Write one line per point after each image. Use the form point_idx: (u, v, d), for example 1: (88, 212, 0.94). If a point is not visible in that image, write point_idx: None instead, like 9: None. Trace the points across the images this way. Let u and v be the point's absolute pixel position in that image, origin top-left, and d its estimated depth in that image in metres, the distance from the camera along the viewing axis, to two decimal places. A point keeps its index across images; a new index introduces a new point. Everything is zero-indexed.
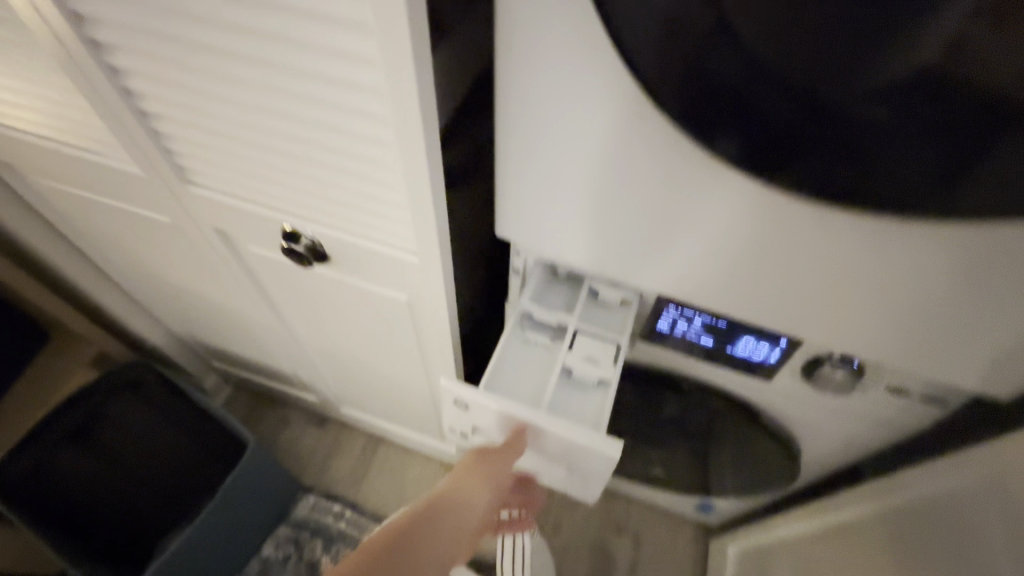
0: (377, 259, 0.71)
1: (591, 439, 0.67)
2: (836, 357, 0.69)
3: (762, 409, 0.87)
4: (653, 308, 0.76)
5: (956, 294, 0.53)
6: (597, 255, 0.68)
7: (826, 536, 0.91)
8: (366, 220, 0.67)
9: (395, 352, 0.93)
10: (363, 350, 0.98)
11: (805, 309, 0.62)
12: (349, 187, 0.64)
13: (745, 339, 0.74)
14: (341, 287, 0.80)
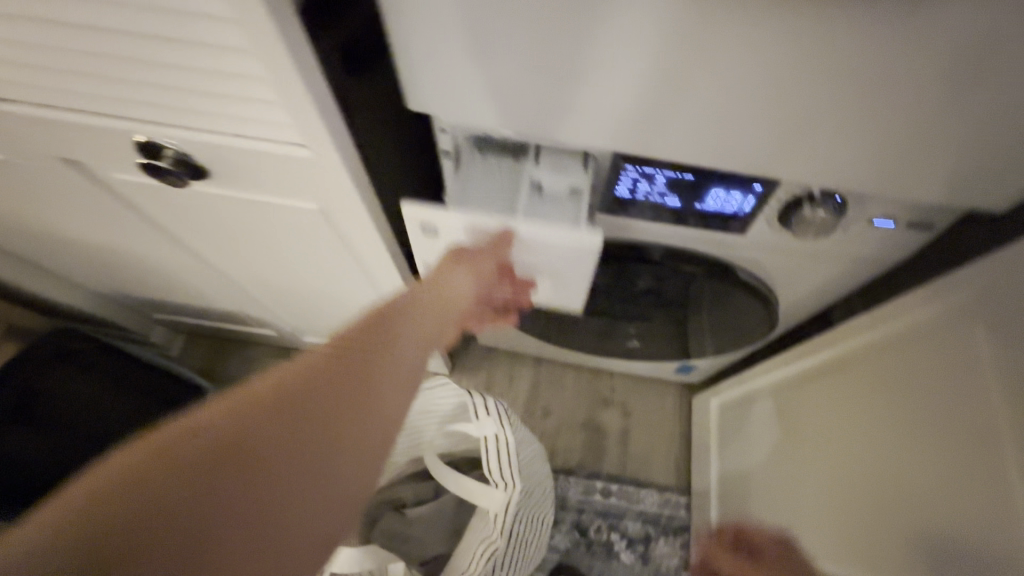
0: (263, 162, 0.56)
1: (570, 234, 0.60)
2: (817, 194, 0.61)
3: (742, 270, 0.79)
4: (609, 172, 0.65)
5: (965, 85, 0.44)
6: (534, 115, 0.56)
7: (817, 379, 0.89)
8: (264, 168, 0.57)
9: (331, 268, 0.82)
10: (298, 271, 0.87)
11: (781, 141, 0.53)
12: (232, 134, 0.54)
13: (716, 191, 0.64)
14: (239, 206, 0.66)
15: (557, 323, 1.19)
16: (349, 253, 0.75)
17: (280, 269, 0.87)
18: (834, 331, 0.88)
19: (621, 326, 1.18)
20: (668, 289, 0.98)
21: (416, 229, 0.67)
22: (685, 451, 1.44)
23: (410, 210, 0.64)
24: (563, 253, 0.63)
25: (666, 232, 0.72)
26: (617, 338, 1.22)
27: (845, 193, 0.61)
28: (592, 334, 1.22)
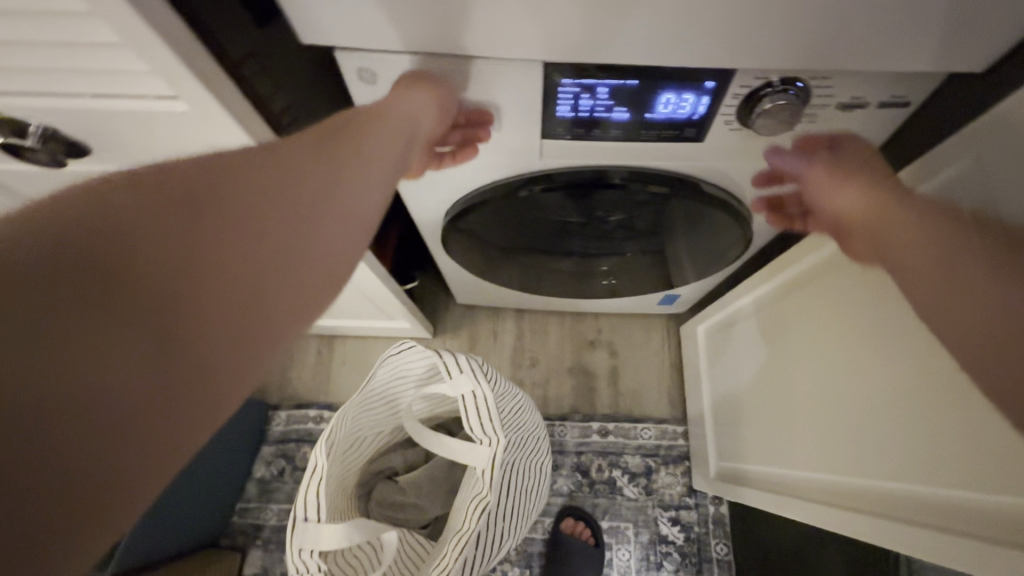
0: (139, 126, 0.49)
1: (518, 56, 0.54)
2: (777, 82, 0.54)
3: (709, 188, 0.73)
4: (545, 91, 0.57)
5: None
6: (444, 29, 0.49)
7: (812, 286, 0.84)
8: (137, 125, 0.48)
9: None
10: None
11: (724, 25, 0.46)
12: (88, 91, 0.45)
13: (666, 96, 0.57)
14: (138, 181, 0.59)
15: (529, 270, 1.14)
16: None
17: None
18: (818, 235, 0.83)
19: (596, 264, 1.13)
20: (636, 215, 0.92)
21: (355, 78, 0.59)
22: (678, 381, 1.42)
23: (345, 56, 0.56)
24: (517, 87, 0.57)
25: (620, 152, 0.65)
26: (594, 277, 1.18)
27: (806, 78, 0.54)
28: (568, 276, 1.17)
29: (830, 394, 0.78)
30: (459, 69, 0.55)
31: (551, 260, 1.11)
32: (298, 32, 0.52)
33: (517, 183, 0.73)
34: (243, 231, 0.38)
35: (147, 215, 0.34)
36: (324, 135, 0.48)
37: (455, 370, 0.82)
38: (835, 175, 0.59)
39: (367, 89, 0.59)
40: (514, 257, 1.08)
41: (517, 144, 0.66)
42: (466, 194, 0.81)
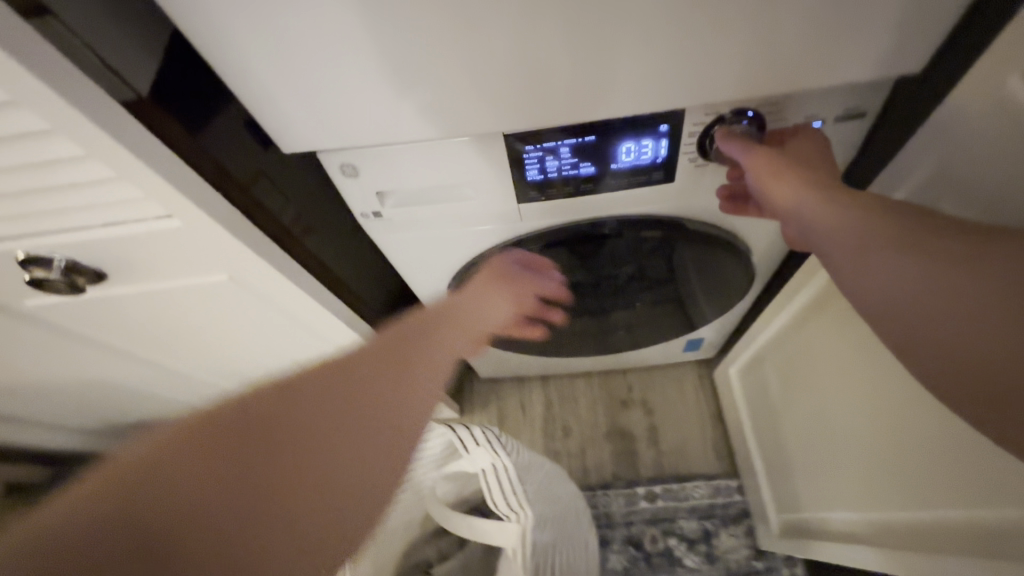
0: (143, 248, 0.54)
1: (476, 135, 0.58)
2: (729, 113, 0.56)
3: (699, 230, 0.73)
4: (511, 160, 0.61)
5: None
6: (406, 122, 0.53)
7: (823, 311, 0.81)
8: (141, 247, 0.54)
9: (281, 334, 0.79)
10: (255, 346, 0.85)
11: (657, 72, 0.49)
12: (97, 225, 0.51)
13: (626, 145, 0.60)
14: (153, 299, 0.65)
15: (542, 336, 1.14)
16: (286, 315, 0.73)
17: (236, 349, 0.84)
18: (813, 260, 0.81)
19: (608, 319, 1.12)
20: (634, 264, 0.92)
21: (341, 176, 0.64)
22: (721, 431, 1.34)
23: (331, 156, 0.61)
24: (488, 160, 0.61)
25: (595, 204, 0.68)
26: (609, 332, 1.16)
27: (756, 107, 0.56)
28: (582, 336, 1.16)
29: (875, 420, 0.72)
30: (428, 151, 0.60)
31: (561, 322, 1.11)
32: (279, 141, 0.58)
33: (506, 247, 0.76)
34: (297, 436, 0.43)
35: (215, 447, 0.40)
36: (379, 342, 0.55)
37: (473, 444, 0.80)
38: (783, 168, 0.52)
39: (353, 182, 0.64)
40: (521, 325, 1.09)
41: (497, 213, 0.69)
42: (461, 267, 0.83)
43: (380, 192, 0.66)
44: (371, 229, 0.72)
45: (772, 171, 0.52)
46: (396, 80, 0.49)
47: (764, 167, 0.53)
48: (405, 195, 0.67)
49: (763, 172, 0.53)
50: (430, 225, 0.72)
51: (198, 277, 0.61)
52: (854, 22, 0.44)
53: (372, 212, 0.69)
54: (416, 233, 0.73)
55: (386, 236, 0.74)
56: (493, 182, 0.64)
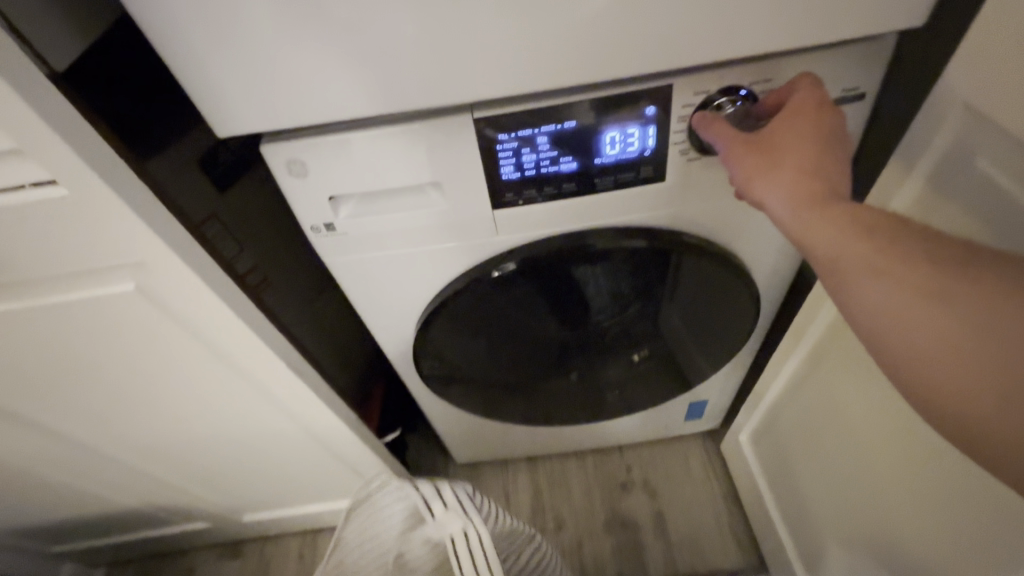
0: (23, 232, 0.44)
1: (441, 116, 0.52)
2: (721, 90, 0.51)
3: (698, 245, 0.65)
4: (482, 149, 0.54)
5: None
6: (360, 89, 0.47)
7: (839, 342, 0.70)
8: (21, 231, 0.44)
9: (213, 380, 0.66)
10: (182, 403, 0.70)
11: (638, 29, 0.44)
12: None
13: (610, 134, 0.54)
14: (38, 322, 0.52)
15: (527, 401, 0.99)
16: (216, 349, 0.60)
17: (159, 405, 0.70)
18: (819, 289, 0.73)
19: (600, 379, 0.99)
20: (626, 303, 0.83)
21: (288, 176, 0.56)
22: (739, 514, 1.15)
23: (276, 150, 0.53)
24: (455, 154, 0.54)
25: (581, 210, 0.60)
26: (603, 395, 1.02)
27: (748, 85, 0.51)
28: (572, 401, 1.02)
29: (921, 462, 0.59)
30: (387, 139, 0.53)
31: (548, 384, 0.97)
32: (213, 124, 0.50)
33: (483, 267, 0.66)
34: None
35: None
36: None
37: (433, 500, 0.66)
38: (770, 166, 0.46)
39: (302, 183, 0.56)
40: (502, 389, 0.94)
41: (468, 222, 0.61)
42: (432, 299, 0.73)
43: (332, 197, 0.58)
44: (321, 247, 0.63)
45: (761, 171, 0.47)
46: (348, 28, 0.43)
47: (750, 168, 0.48)
48: (363, 200, 0.59)
49: (748, 176, 0.48)
50: (391, 241, 0.63)
51: (101, 287, 0.50)
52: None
53: (324, 224, 0.60)
54: (375, 252, 0.64)
55: (340, 258, 0.65)
56: (463, 183, 0.57)
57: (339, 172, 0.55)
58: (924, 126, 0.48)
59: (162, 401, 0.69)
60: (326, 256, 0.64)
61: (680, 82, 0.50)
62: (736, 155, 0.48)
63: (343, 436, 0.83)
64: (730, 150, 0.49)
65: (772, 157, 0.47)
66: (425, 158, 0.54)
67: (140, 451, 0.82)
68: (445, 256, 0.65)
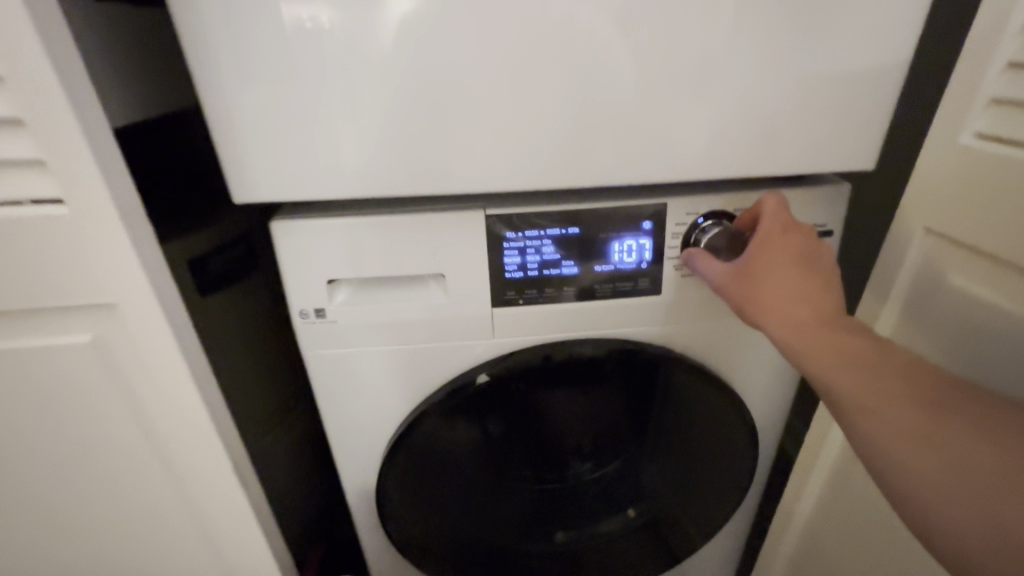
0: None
1: (457, 210, 0.55)
2: (709, 214, 0.57)
3: (692, 366, 0.64)
4: (490, 246, 0.56)
5: (776, 39, 0.46)
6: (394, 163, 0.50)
7: (851, 488, 0.65)
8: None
9: (129, 502, 0.53)
10: (75, 538, 0.55)
11: (644, 146, 0.50)
12: None
13: (609, 244, 0.57)
14: None
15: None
16: (151, 447, 0.49)
17: (43, 539, 0.54)
18: (813, 432, 0.70)
19: (595, 552, 0.82)
20: (616, 439, 0.77)
21: (289, 255, 0.55)
22: None
23: (284, 227, 0.54)
24: (462, 247, 0.56)
25: (580, 317, 0.60)
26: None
27: (733, 212, 0.57)
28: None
29: None
30: (399, 226, 0.54)
31: (528, 549, 0.81)
32: (232, 189, 0.51)
33: (468, 373, 0.63)
34: None
35: None
36: None
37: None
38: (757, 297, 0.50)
39: (303, 262, 0.55)
40: (473, 551, 0.78)
41: (465, 319, 0.59)
42: (407, 414, 0.66)
43: (331, 280, 0.57)
44: (304, 336, 0.59)
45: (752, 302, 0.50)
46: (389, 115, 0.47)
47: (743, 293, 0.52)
48: (361, 288, 0.58)
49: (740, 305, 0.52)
50: (381, 335, 0.60)
51: (49, 338, 0.43)
52: (817, 106, 0.50)
53: (314, 308, 0.57)
54: (360, 349, 0.60)
55: (320, 352, 0.60)
56: (466, 277, 0.57)
57: (341, 257, 0.55)
58: (889, 252, 0.54)
59: (48, 531, 0.54)
60: (306, 348, 0.60)
61: (673, 201, 0.56)
62: (727, 285, 0.52)
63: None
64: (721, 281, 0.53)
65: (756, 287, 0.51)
66: (432, 250, 0.56)
67: None
68: (437, 358, 0.62)
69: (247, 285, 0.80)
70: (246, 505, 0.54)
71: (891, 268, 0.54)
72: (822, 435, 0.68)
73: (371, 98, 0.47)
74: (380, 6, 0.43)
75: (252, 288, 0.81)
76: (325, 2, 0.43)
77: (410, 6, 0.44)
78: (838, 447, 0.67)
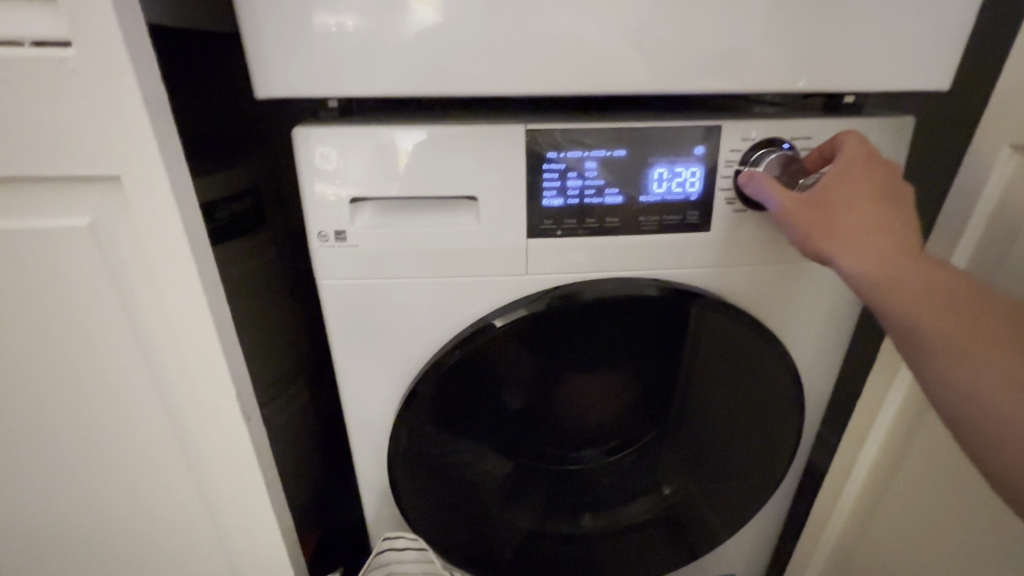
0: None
1: (499, 125, 0.51)
2: (765, 142, 0.53)
3: (739, 314, 0.59)
4: (531, 166, 0.52)
5: None
6: (437, 60, 0.47)
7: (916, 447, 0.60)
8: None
9: (124, 430, 0.47)
10: (62, 472, 0.49)
11: (700, 48, 0.48)
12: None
13: (658, 170, 0.53)
14: None
15: (521, 562, 0.73)
16: (149, 364, 0.44)
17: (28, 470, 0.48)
18: (867, 390, 0.66)
19: (622, 539, 0.75)
20: (641, 415, 0.71)
21: (312, 168, 0.51)
22: None
23: (309, 134, 0.50)
24: (499, 166, 0.52)
25: (621, 253, 0.56)
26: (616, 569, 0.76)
27: (790, 140, 0.53)
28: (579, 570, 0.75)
29: None
30: (435, 138, 0.50)
31: (552, 533, 0.73)
32: (255, 82, 0.47)
33: (484, 318, 0.58)
34: None
35: None
36: None
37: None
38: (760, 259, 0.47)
39: (327, 176, 0.51)
40: (488, 531, 0.71)
41: (498, 250, 0.55)
42: (425, 363, 0.61)
43: (353, 200, 0.52)
44: (322, 262, 0.54)
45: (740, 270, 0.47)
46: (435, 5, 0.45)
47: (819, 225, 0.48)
48: (387, 211, 0.54)
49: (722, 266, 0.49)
50: (404, 264, 0.55)
51: (45, 218, 0.38)
52: (882, 12, 0.48)
53: (335, 230, 0.53)
54: (380, 280, 0.55)
55: (337, 282, 0.55)
56: (502, 202, 0.53)
57: (368, 171, 0.51)
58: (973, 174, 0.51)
59: (28, 461, 0.48)
60: (321, 276, 0.55)
61: (728, 124, 0.52)
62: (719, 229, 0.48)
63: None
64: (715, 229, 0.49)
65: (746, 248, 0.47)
66: (468, 168, 0.51)
67: None
68: (466, 294, 0.57)
69: (259, 231, 0.75)
70: (251, 440, 0.48)
71: (973, 191, 0.51)
72: (880, 392, 0.64)
73: (395, 88, 0.47)
74: (404, 14, 0.45)
75: (264, 236, 0.77)
76: (352, 9, 0.45)
77: (433, 18, 0.46)
78: (898, 404, 0.62)
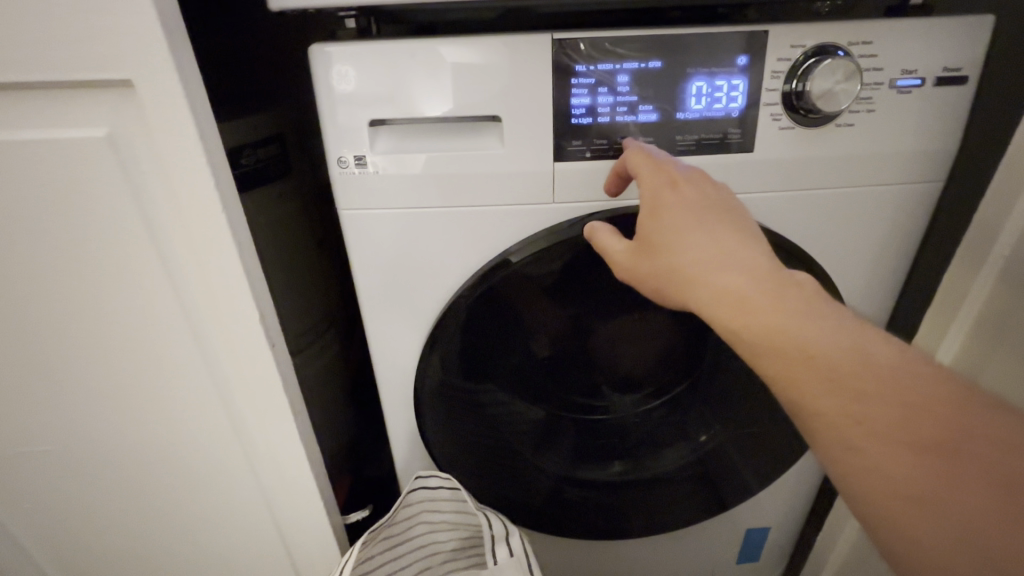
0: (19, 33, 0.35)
1: (525, 37, 0.48)
2: (819, 48, 0.48)
3: (783, 242, 0.55)
4: (560, 81, 0.49)
5: None
6: None
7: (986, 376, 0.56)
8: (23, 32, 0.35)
9: (159, 354, 0.48)
10: (105, 396, 0.50)
11: None
12: None
13: (697, 84, 0.49)
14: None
15: (548, 507, 0.73)
16: (177, 283, 0.44)
17: (73, 392, 0.50)
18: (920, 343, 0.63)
19: (647, 490, 0.73)
20: (674, 366, 0.71)
21: (330, 87, 0.49)
22: None
23: (326, 51, 0.48)
24: (525, 83, 0.49)
25: None
26: (645, 518, 0.74)
27: (846, 47, 0.48)
28: (606, 518, 0.74)
29: None
30: (457, 52, 0.48)
31: (581, 478, 0.72)
32: None
33: (505, 252, 0.56)
34: None
35: None
36: None
37: (501, 544, 0.59)
38: (702, 216, 0.43)
39: (346, 95, 0.49)
40: (514, 473, 0.70)
41: (524, 175, 0.52)
42: (447, 300, 0.59)
43: (373, 123, 0.50)
44: (343, 190, 0.53)
45: (678, 222, 0.43)
46: None
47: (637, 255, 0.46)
48: (408, 135, 0.52)
49: (642, 228, 0.45)
50: (425, 192, 0.53)
51: (70, 126, 0.39)
52: None
53: (355, 155, 0.51)
54: (402, 210, 0.54)
55: (359, 212, 0.54)
56: (528, 123, 0.50)
57: (387, 92, 0.49)
58: None
59: (73, 381, 0.50)
60: (343, 205, 0.54)
61: (776, 29, 0.48)
62: (642, 189, 0.46)
63: (296, 507, 0.58)
64: (639, 188, 0.47)
65: (688, 210, 0.44)
66: (493, 84, 0.49)
67: (17, 490, 0.57)
68: (491, 224, 0.55)
69: (287, 174, 0.75)
70: (275, 366, 0.48)
71: None
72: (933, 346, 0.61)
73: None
74: None
75: (293, 179, 0.76)
76: None
77: None
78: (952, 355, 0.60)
